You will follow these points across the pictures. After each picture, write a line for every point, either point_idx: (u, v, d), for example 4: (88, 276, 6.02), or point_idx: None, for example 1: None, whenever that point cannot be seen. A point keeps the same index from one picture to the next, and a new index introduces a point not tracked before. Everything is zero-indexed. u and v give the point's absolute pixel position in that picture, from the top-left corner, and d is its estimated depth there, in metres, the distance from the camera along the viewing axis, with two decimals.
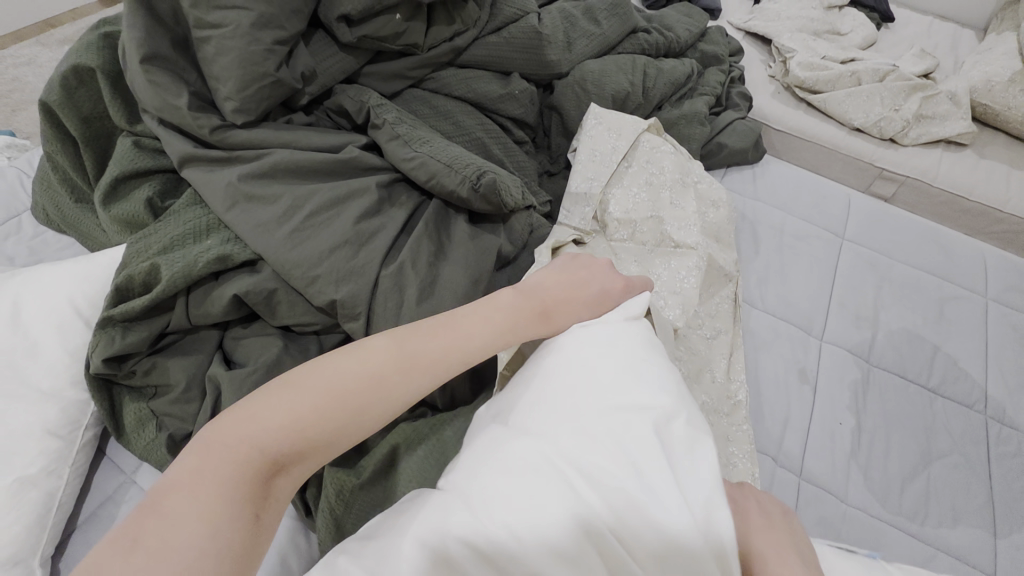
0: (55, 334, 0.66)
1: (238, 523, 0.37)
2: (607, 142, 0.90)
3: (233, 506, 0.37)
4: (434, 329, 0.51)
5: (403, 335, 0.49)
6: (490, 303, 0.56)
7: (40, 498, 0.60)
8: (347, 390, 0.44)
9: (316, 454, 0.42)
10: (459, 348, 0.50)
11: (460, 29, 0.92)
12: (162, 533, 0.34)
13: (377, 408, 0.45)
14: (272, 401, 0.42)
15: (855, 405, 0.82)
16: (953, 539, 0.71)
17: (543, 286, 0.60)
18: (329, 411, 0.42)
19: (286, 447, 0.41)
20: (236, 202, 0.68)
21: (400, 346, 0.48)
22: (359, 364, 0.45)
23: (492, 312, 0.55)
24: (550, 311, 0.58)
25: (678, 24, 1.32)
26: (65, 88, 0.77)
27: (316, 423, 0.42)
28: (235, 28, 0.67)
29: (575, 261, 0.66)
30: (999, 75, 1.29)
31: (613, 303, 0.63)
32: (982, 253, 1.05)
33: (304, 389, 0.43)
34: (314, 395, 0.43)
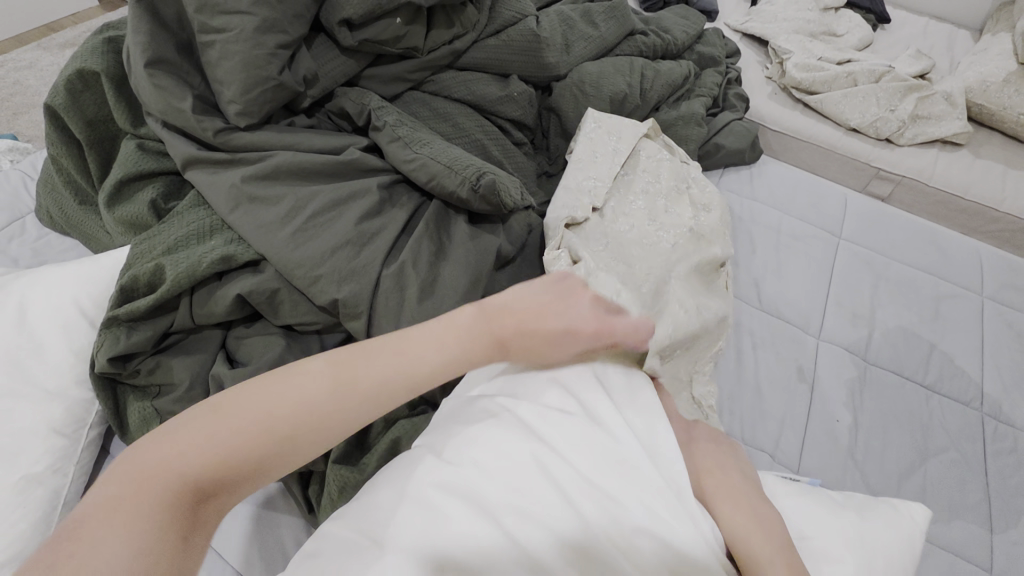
0: (61, 334, 0.66)
1: (168, 541, 0.38)
2: (608, 145, 0.92)
3: (164, 526, 0.38)
4: (382, 354, 0.50)
5: (346, 359, 0.49)
6: (449, 326, 0.54)
7: (46, 495, 0.61)
8: (279, 411, 0.45)
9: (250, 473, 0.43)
10: (402, 377, 0.50)
11: (459, 32, 0.93)
12: (91, 553, 0.35)
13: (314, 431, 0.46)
14: (203, 427, 0.43)
15: (852, 402, 0.83)
16: (950, 535, 0.72)
17: (508, 308, 0.56)
18: (260, 441, 0.43)
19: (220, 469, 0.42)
20: (239, 203, 0.69)
21: (341, 364, 0.49)
22: (292, 386, 0.46)
23: (444, 337, 0.53)
24: (507, 344, 0.55)
25: (675, 27, 1.33)
26: (70, 92, 0.78)
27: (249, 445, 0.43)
28: (239, 32, 0.68)
29: (562, 285, 0.59)
30: (994, 75, 1.30)
31: (583, 341, 0.57)
32: (977, 251, 1.06)
33: (239, 416, 0.44)
34: (247, 425, 0.43)
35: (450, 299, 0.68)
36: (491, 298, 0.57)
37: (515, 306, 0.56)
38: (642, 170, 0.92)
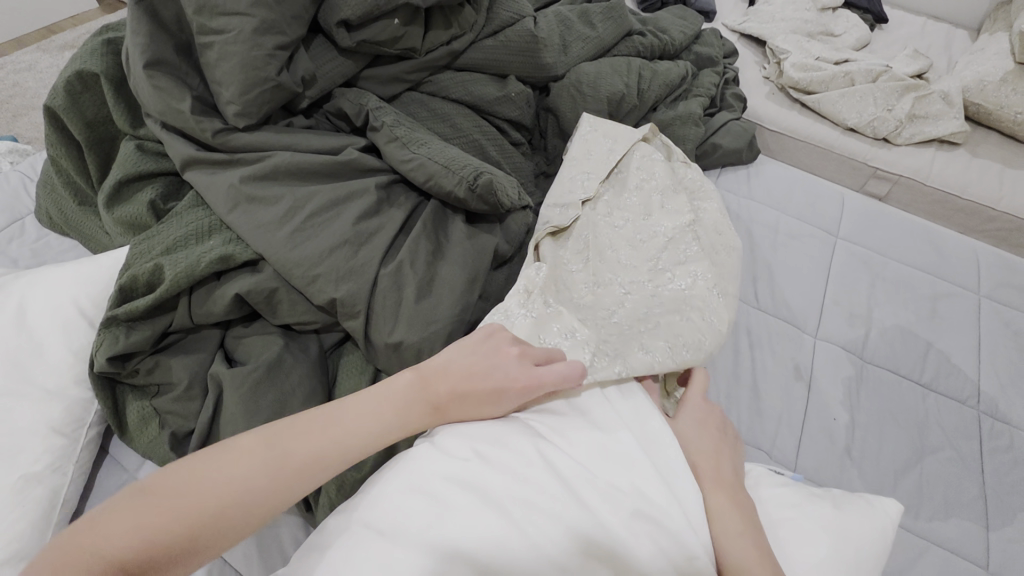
0: (60, 334, 0.67)
1: None
2: (603, 146, 0.92)
3: None
4: (317, 428, 0.49)
5: (285, 432, 0.48)
6: (386, 394, 0.52)
7: (45, 494, 0.61)
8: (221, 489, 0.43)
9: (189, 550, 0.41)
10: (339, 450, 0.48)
11: (457, 33, 0.93)
12: None
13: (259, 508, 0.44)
14: (132, 511, 0.41)
15: (849, 401, 0.83)
16: (947, 531, 0.72)
17: (445, 370, 0.53)
18: (190, 522, 0.41)
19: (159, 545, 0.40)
20: (237, 203, 0.69)
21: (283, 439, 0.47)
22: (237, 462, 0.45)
23: (381, 406, 0.51)
24: (446, 408, 0.53)
25: (672, 27, 1.33)
26: (69, 93, 0.79)
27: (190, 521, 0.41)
28: (238, 34, 0.68)
29: (492, 339, 0.55)
30: (991, 75, 1.31)
31: (513, 400, 0.53)
32: (975, 250, 1.06)
33: (169, 498, 0.42)
34: (177, 508, 0.41)
35: (448, 298, 0.68)
36: (429, 361, 0.55)
37: (446, 368, 0.54)
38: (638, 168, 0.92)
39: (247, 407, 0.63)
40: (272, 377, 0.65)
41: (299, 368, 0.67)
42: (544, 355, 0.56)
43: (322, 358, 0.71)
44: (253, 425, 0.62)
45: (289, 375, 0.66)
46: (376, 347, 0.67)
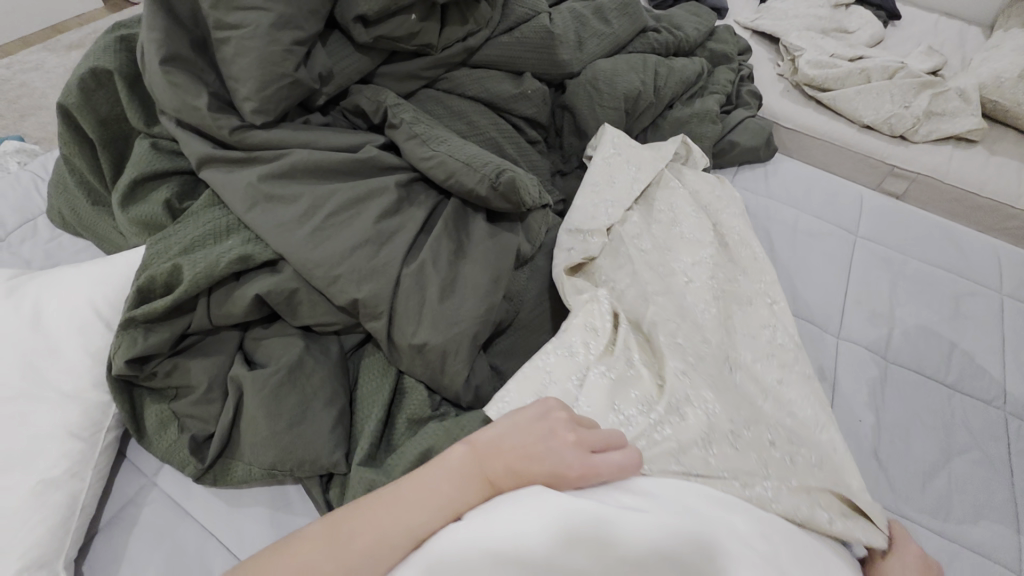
0: (77, 335, 0.65)
1: None
2: (627, 172, 0.90)
3: None
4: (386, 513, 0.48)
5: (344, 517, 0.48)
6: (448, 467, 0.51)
7: (64, 500, 0.59)
8: None
9: None
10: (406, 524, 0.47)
11: (473, 29, 0.92)
12: None
13: None
14: None
15: (874, 402, 0.82)
16: (977, 535, 0.71)
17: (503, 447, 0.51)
18: None
19: None
20: (256, 202, 0.68)
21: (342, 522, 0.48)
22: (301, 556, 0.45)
23: (441, 476, 0.50)
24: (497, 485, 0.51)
25: (686, 24, 1.32)
26: (83, 91, 0.77)
27: None
28: (255, 28, 0.67)
29: (556, 420, 0.53)
30: (1008, 71, 1.29)
31: (568, 488, 0.51)
32: (994, 248, 1.05)
33: None
34: None
35: (470, 299, 0.67)
36: (483, 434, 0.53)
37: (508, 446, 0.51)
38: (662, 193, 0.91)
39: (268, 409, 0.62)
40: (293, 380, 0.64)
41: (320, 369, 0.66)
42: (602, 441, 0.54)
43: (342, 360, 0.70)
44: (275, 428, 0.61)
45: (311, 377, 0.65)
46: (399, 348, 0.65)
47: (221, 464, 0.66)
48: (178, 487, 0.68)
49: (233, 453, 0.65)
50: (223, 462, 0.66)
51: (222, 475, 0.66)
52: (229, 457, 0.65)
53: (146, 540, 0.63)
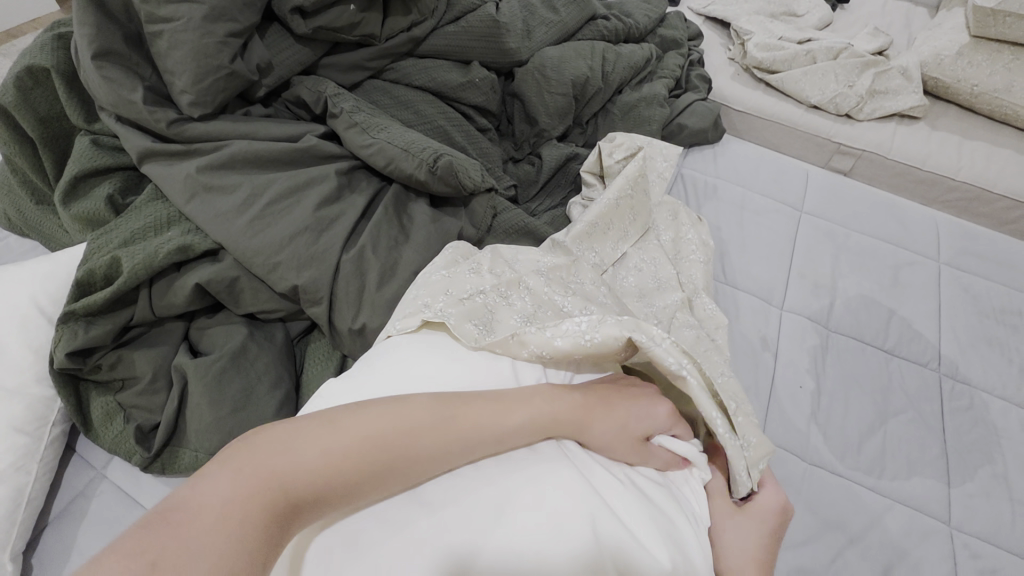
0: (17, 332, 0.65)
1: (251, 540, 0.37)
2: (625, 223, 0.84)
3: (242, 521, 0.37)
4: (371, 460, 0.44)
5: (419, 407, 0.48)
6: (473, 413, 0.49)
7: (7, 494, 0.59)
8: (385, 447, 0.44)
9: (328, 496, 0.42)
10: (392, 450, 0.44)
11: (417, 19, 0.93)
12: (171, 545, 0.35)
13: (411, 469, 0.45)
14: (281, 442, 0.42)
15: (814, 368, 0.85)
16: (910, 490, 0.74)
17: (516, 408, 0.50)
18: (354, 470, 0.43)
19: (301, 488, 0.41)
20: (195, 193, 0.68)
21: (421, 412, 0.47)
22: (390, 422, 0.45)
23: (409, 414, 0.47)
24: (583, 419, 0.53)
25: (636, 11, 1.34)
26: (20, 89, 0.77)
27: (326, 469, 0.42)
28: (187, 21, 0.67)
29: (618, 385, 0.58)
30: (948, 49, 1.33)
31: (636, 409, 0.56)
32: (934, 219, 1.09)
33: (315, 440, 0.43)
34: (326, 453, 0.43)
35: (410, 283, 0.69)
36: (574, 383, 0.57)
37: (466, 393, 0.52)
38: (635, 250, 0.86)
39: (212, 395, 0.63)
40: (237, 365, 0.65)
41: (265, 355, 0.68)
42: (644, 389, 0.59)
43: (288, 345, 0.72)
44: (219, 413, 0.62)
45: (255, 363, 0.67)
46: (341, 332, 0.68)
47: (168, 452, 0.66)
48: (128, 478, 0.68)
49: (180, 441, 0.66)
50: (170, 451, 0.66)
51: (170, 463, 0.66)
52: (176, 445, 0.66)
53: (95, 531, 0.64)
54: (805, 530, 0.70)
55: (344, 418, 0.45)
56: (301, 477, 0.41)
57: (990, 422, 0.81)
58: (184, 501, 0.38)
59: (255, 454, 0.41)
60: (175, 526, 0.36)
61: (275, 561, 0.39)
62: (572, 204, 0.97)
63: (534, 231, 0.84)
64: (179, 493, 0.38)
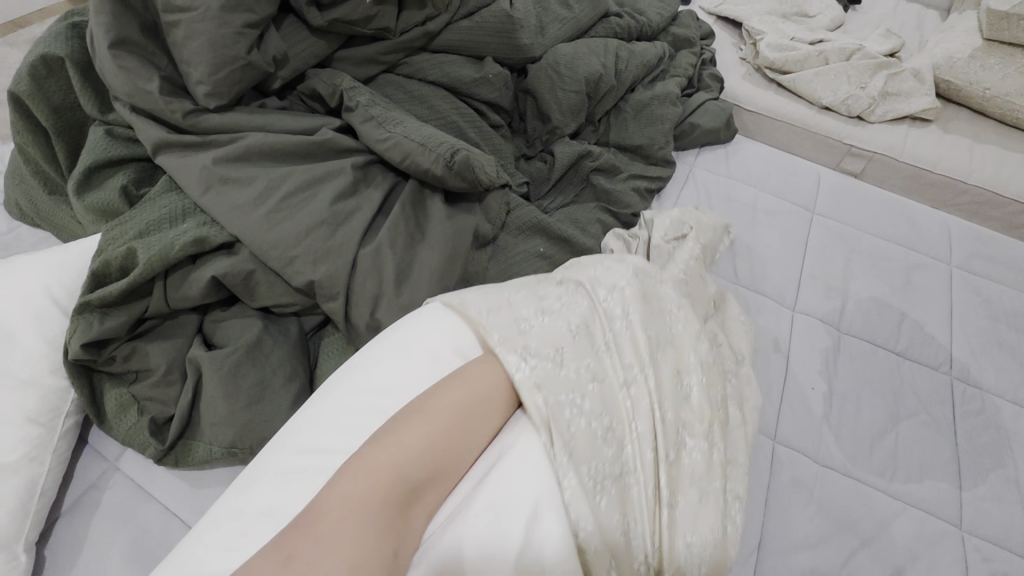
0: (31, 321, 0.64)
1: (387, 521, 0.43)
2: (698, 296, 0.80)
3: (376, 509, 0.43)
4: (455, 435, 0.50)
5: (471, 374, 0.54)
6: (512, 375, 0.55)
7: (22, 484, 0.59)
8: (463, 412, 0.51)
9: (438, 464, 0.48)
10: (472, 412, 0.51)
11: (431, 13, 0.93)
12: (318, 544, 0.40)
13: (490, 422, 0.52)
14: (380, 435, 0.48)
15: (826, 370, 0.85)
16: (922, 492, 0.73)
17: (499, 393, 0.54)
18: (448, 436, 0.49)
19: (415, 466, 0.47)
20: (211, 185, 0.68)
21: (478, 376, 0.54)
22: (463, 391, 0.52)
23: (480, 384, 0.53)
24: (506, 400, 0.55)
25: (649, 9, 1.34)
26: (34, 78, 0.76)
27: (427, 444, 0.48)
28: (204, 11, 0.67)
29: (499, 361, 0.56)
30: (960, 52, 1.33)
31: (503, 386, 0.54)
32: (946, 222, 1.08)
33: (408, 423, 0.49)
34: (422, 429, 0.48)
35: (426, 281, 0.69)
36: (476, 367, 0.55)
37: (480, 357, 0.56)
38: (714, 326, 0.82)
39: (227, 388, 0.63)
40: (252, 359, 0.65)
41: (280, 348, 0.68)
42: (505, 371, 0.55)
43: (302, 339, 0.72)
44: (235, 406, 0.62)
45: (270, 356, 0.66)
46: (357, 327, 0.68)
47: (182, 445, 0.66)
48: (140, 470, 0.68)
49: (194, 433, 0.66)
50: (184, 444, 0.66)
51: (184, 455, 0.66)
52: (190, 438, 0.66)
53: (108, 523, 0.64)
54: (819, 533, 0.70)
55: (424, 395, 0.51)
56: (410, 456, 0.47)
57: (1002, 426, 0.80)
58: (319, 508, 0.43)
59: (364, 453, 0.47)
60: (318, 530, 0.41)
61: (412, 535, 0.45)
62: (611, 234, 0.96)
63: (547, 228, 0.85)
64: (314, 503, 0.44)
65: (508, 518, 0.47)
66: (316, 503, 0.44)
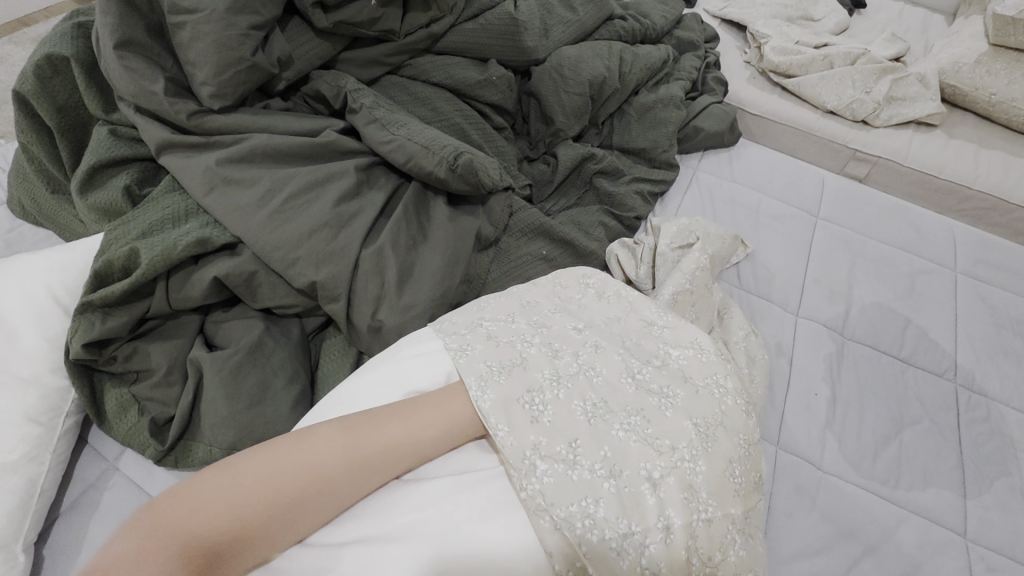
0: (33, 320, 0.64)
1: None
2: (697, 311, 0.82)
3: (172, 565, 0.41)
4: (307, 496, 0.47)
5: (356, 431, 0.51)
6: (406, 433, 0.53)
7: (22, 484, 0.59)
8: (324, 472, 0.48)
9: (265, 523, 0.46)
10: (335, 473, 0.49)
11: (436, 15, 0.93)
12: None
13: (352, 484, 0.50)
14: (220, 480, 0.46)
15: (830, 375, 0.84)
16: (925, 500, 0.73)
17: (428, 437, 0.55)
18: (298, 495, 0.47)
19: (239, 525, 0.44)
20: (214, 186, 0.68)
21: (358, 435, 0.51)
22: (332, 449, 0.49)
23: (368, 442, 0.51)
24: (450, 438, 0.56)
25: (653, 12, 1.34)
26: (39, 78, 0.76)
27: (267, 503, 0.46)
28: (210, 13, 0.67)
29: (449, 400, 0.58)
30: (966, 57, 1.32)
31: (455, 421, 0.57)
32: (950, 228, 1.08)
33: (259, 472, 0.46)
34: (270, 484, 0.46)
35: (428, 284, 0.69)
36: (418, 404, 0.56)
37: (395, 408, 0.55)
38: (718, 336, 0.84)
39: (228, 390, 0.63)
40: (253, 360, 0.65)
41: (281, 350, 0.68)
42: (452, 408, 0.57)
43: (304, 341, 0.72)
44: (236, 408, 0.62)
45: (272, 357, 0.66)
46: (359, 329, 0.67)
47: (182, 446, 0.66)
48: (140, 470, 0.68)
49: (194, 434, 0.66)
50: (184, 444, 0.66)
51: (184, 456, 0.66)
52: (191, 439, 0.66)
53: (108, 524, 0.63)
54: (821, 540, 0.69)
55: (290, 443, 0.49)
56: (237, 513, 0.44)
57: (1007, 434, 0.80)
58: (120, 553, 0.41)
59: (191, 497, 0.44)
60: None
61: None
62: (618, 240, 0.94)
63: (550, 231, 0.84)
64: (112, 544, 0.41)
65: (494, 526, 0.49)
66: (114, 545, 0.41)
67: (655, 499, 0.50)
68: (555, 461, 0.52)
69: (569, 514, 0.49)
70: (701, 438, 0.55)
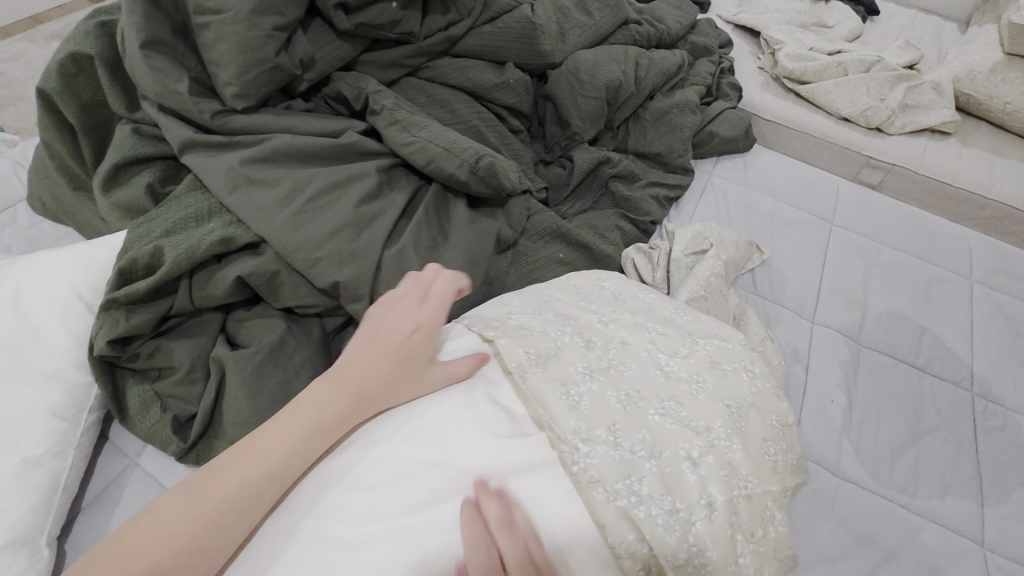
0: (58, 316, 0.65)
1: None
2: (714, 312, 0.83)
3: None
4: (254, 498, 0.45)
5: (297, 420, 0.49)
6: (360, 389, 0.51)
7: (47, 478, 0.59)
8: (269, 469, 0.46)
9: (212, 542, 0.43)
10: (282, 467, 0.46)
11: (455, 18, 0.93)
12: None
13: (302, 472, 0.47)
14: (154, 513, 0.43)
15: (846, 383, 0.84)
16: (944, 509, 0.73)
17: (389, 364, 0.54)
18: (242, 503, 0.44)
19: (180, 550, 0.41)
20: (237, 186, 0.68)
21: (300, 424, 0.49)
22: (272, 447, 0.47)
23: (314, 420, 0.49)
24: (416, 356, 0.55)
25: (668, 17, 1.34)
26: (63, 76, 0.77)
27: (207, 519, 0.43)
28: (235, 14, 0.68)
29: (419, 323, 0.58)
30: (981, 65, 1.32)
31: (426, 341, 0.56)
32: (966, 236, 1.07)
33: (195, 494, 0.44)
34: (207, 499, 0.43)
35: None
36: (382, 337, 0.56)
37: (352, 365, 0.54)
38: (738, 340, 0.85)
39: (251, 388, 0.63)
40: (275, 360, 0.65)
41: (302, 349, 0.68)
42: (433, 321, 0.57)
43: (324, 341, 0.72)
44: (259, 406, 0.62)
45: (293, 356, 0.67)
46: None
47: (203, 444, 0.66)
48: (161, 467, 0.68)
49: (216, 432, 0.66)
50: (205, 442, 0.66)
51: (205, 454, 0.66)
52: (212, 437, 0.66)
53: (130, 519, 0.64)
54: (840, 546, 0.69)
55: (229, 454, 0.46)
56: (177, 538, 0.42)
57: None
58: None
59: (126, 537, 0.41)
60: None
61: None
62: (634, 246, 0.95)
63: (568, 234, 0.85)
64: None
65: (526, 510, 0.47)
66: None
67: (697, 477, 0.50)
68: (603, 450, 0.50)
69: (627, 530, 0.48)
70: (734, 416, 0.55)
